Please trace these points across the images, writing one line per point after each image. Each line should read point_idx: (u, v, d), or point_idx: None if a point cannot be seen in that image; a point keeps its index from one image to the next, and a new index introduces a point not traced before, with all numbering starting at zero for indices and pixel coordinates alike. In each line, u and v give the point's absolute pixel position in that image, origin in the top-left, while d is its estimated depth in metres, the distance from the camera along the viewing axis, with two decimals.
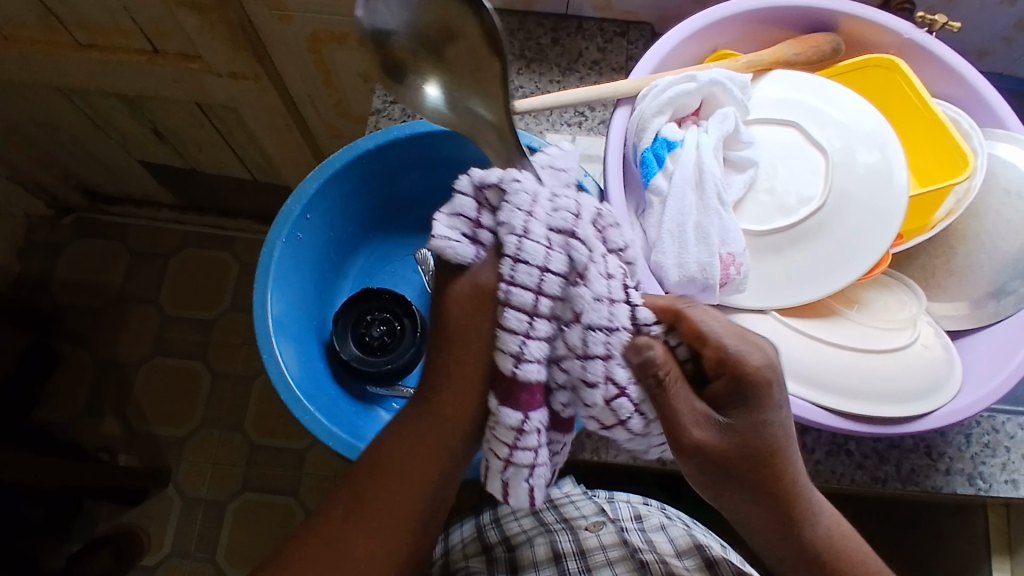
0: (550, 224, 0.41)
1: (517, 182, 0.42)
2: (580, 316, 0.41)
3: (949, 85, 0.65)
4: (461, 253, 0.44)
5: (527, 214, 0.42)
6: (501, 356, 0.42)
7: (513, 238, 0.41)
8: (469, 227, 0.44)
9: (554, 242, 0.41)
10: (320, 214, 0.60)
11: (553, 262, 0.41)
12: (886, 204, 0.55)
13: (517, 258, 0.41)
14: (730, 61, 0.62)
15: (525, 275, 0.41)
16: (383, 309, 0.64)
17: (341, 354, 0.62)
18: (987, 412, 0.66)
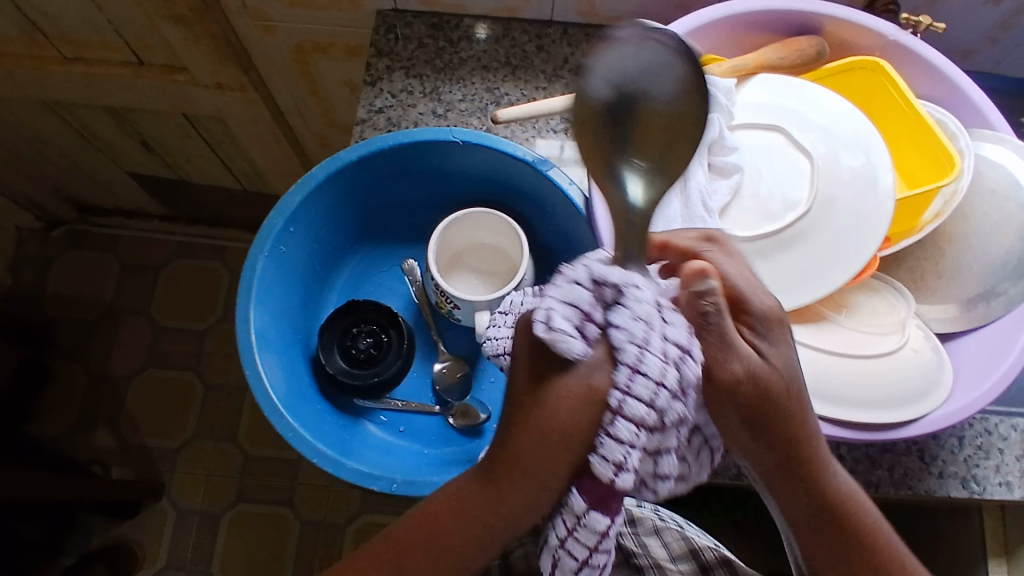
0: (672, 337, 0.37)
1: (637, 289, 0.37)
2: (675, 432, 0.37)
3: (935, 86, 0.65)
4: (568, 346, 0.36)
5: (646, 325, 0.36)
6: (595, 463, 0.36)
7: (633, 346, 0.36)
8: (579, 318, 0.37)
9: (677, 355, 0.37)
10: (304, 227, 0.60)
11: (670, 376, 0.36)
12: (870, 208, 0.56)
13: (635, 368, 0.35)
14: (715, 66, 0.62)
15: (641, 387, 0.36)
16: (371, 321, 0.64)
17: (328, 368, 0.61)
18: (979, 414, 0.65)
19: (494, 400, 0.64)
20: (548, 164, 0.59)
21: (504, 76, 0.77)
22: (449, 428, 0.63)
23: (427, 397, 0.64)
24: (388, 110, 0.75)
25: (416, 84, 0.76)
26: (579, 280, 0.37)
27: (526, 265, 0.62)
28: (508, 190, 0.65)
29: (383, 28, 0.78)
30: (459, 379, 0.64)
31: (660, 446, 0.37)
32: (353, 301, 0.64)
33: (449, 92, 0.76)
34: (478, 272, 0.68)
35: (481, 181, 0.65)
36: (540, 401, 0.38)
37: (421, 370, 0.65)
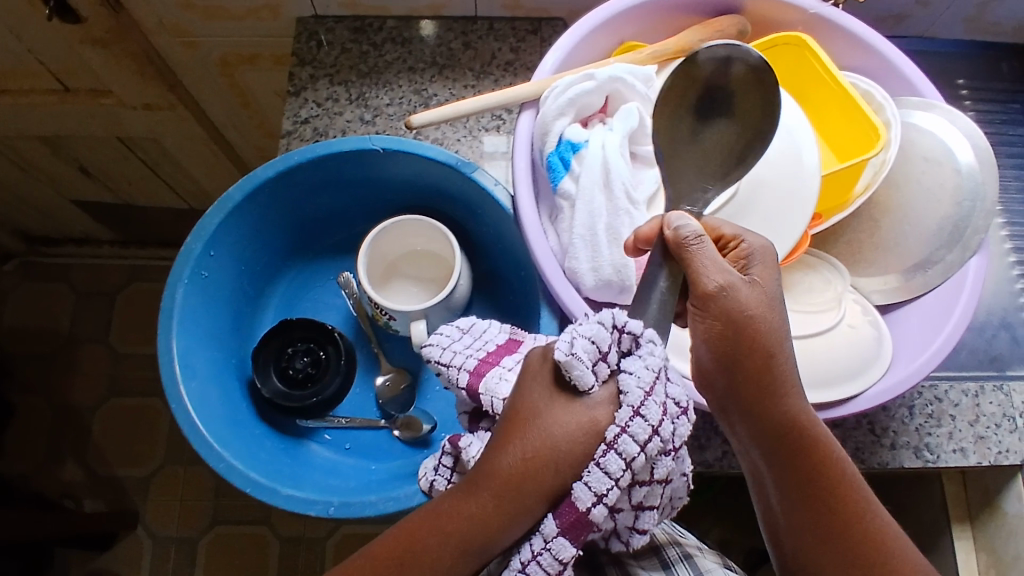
0: (670, 394, 0.41)
1: (653, 342, 0.41)
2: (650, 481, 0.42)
3: (861, 56, 0.64)
4: (580, 377, 0.40)
5: (656, 376, 0.40)
6: (576, 488, 0.40)
7: (640, 391, 0.40)
8: (593, 356, 0.40)
9: (671, 413, 0.41)
10: (226, 249, 0.58)
11: (665, 431, 0.40)
12: (797, 186, 0.55)
13: (637, 411, 0.39)
14: (634, 54, 0.60)
15: (639, 430, 0.39)
16: (305, 339, 0.62)
17: (264, 391, 0.60)
18: (928, 381, 0.65)
19: (440, 409, 0.63)
20: (472, 166, 0.57)
21: (432, 76, 0.75)
22: (394, 441, 0.62)
23: (372, 413, 0.63)
24: (314, 120, 0.73)
25: (342, 91, 0.74)
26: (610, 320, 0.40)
27: (461, 270, 0.61)
28: (436, 194, 0.63)
29: (304, 36, 0.76)
30: (403, 390, 0.63)
31: (635, 488, 0.42)
32: (284, 321, 0.62)
33: (376, 97, 0.74)
34: (417, 280, 0.67)
35: (409, 186, 0.63)
36: (538, 424, 0.40)
37: (364, 386, 0.64)
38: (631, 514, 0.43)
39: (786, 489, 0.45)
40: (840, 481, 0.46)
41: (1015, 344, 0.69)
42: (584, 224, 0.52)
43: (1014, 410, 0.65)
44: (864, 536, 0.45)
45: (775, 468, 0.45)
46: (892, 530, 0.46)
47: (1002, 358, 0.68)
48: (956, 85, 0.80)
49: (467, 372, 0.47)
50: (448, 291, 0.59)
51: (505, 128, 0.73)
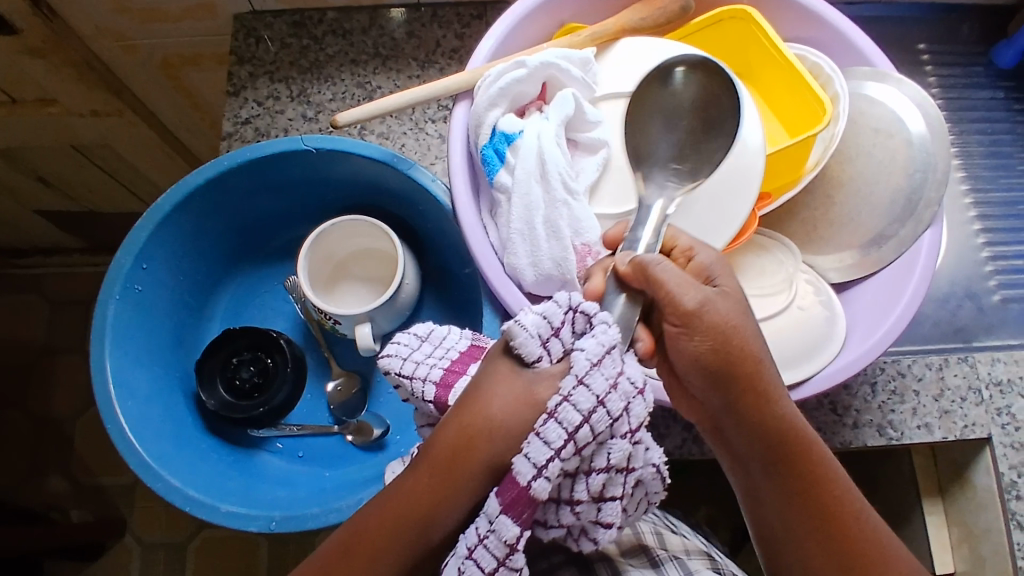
0: (625, 373, 0.38)
1: (606, 319, 0.38)
2: (605, 466, 0.38)
3: (810, 27, 0.61)
4: (526, 349, 0.38)
5: (607, 350, 0.38)
6: (518, 461, 0.36)
7: (586, 362, 0.37)
8: (546, 332, 0.38)
9: (624, 389, 0.38)
10: (161, 261, 0.57)
11: (613, 406, 0.37)
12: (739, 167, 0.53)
13: (581, 379, 0.37)
14: (572, 37, 0.58)
15: (581, 399, 0.36)
16: (251, 345, 0.61)
17: (209, 403, 0.58)
18: (890, 357, 0.64)
19: (393, 411, 0.62)
20: (408, 162, 0.56)
21: (375, 68, 0.72)
22: (348, 446, 0.61)
23: (324, 419, 0.62)
24: (255, 120, 0.71)
25: (283, 89, 0.72)
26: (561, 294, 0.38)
27: (405, 270, 0.59)
28: (377, 192, 0.61)
29: (243, 33, 0.74)
30: (354, 394, 0.61)
31: (587, 474, 0.38)
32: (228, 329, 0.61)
33: (318, 93, 0.72)
34: (366, 280, 0.65)
35: (349, 185, 0.61)
36: (480, 394, 0.39)
37: (314, 391, 0.63)
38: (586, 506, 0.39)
39: (780, 496, 0.44)
40: (835, 491, 0.44)
41: (979, 313, 0.68)
42: (521, 218, 0.51)
43: (979, 381, 0.64)
44: (862, 537, 0.44)
45: (765, 474, 0.44)
46: (887, 539, 0.45)
47: (967, 328, 0.67)
48: (916, 49, 0.78)
49: (431, 384, 0.44)
50: (391, 291, 0.58)
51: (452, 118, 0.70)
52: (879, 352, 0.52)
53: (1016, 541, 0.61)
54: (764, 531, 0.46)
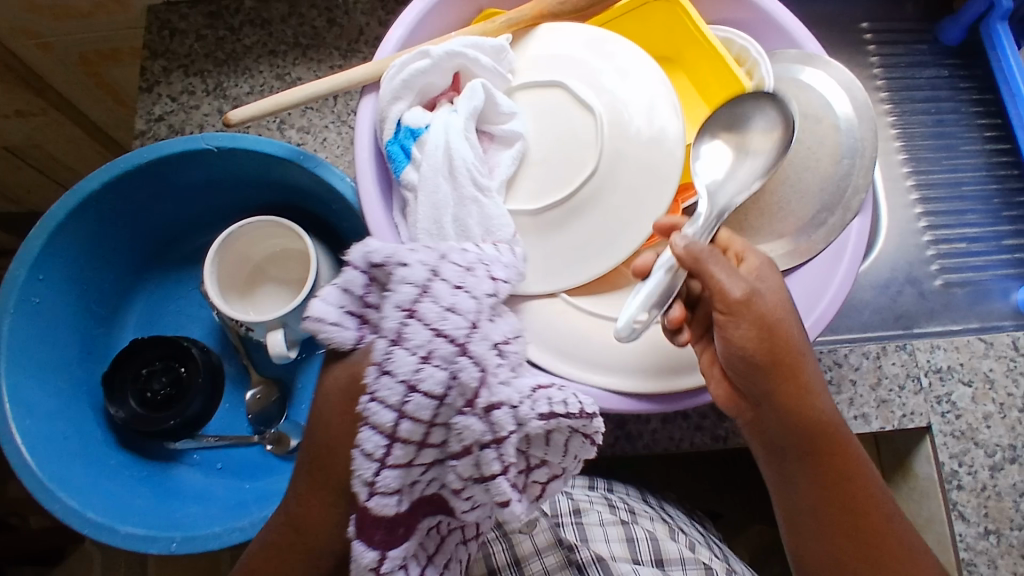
0: (438, 329, 0.35)
1: (402, 274, 0.36)
2: (462, 447, 0.37)
3: (739, 9, 0.59)
4: (338, 338, 0.37)
5: (405, 314, 0.35)
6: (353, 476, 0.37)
7: (385, 342, 0.35)
8: (352, 307, 0.37)
9: (436, 357, 0.35)
10: (59, 270, 0.54)
11: (429, 384, 0.35)
12: (659, 160, 0.52)
13: (382, 368, 0.35)
14: (486, 24, 0.55)
15: (387, 392, 0.35)
16: (158, 354, 0.57)
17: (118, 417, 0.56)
18: (826, 346, 0.62)
19: None
20: (314, 159, 0.53)
21: (295, 59, 0.69)
22: (267, 456, 0.58)
23: (243, 429, 0.60)
24: (169, 117, 0.68)
25: (198, 83, 0.69)
26: (351, 264, 0.37)
27: (317, 273, 0.56)
28: (290, 191, 0.58)
29: (156, 25, 0.70)
30: (274, 402, 0.59)
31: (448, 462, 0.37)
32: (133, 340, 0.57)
33: (235, 86, 0.69)
34: (285, 283, 0.63)
35: (260, 184, 0.58)
36: (317, 404, 0.38)
37: (233, 401, 0.60)
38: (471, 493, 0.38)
39: (812, 485, 0.46)
40: (863, 483, 0.46)
41: (920, 298, 0.68)
42: (428, 218, 0.48)
43: (918, 369, 0.62)
44: (889, 531, 0.46)
45: (799, 463, 0.46)
46: (908, 533, 0.47)
47: (908, 314, 0.67)
48: (859, 29, 0.75)
49: None
50: (302, 296, 0.55)
51: None
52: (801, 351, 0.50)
53: (958, 532, 0.60)
54: (791, 519, 0.48)
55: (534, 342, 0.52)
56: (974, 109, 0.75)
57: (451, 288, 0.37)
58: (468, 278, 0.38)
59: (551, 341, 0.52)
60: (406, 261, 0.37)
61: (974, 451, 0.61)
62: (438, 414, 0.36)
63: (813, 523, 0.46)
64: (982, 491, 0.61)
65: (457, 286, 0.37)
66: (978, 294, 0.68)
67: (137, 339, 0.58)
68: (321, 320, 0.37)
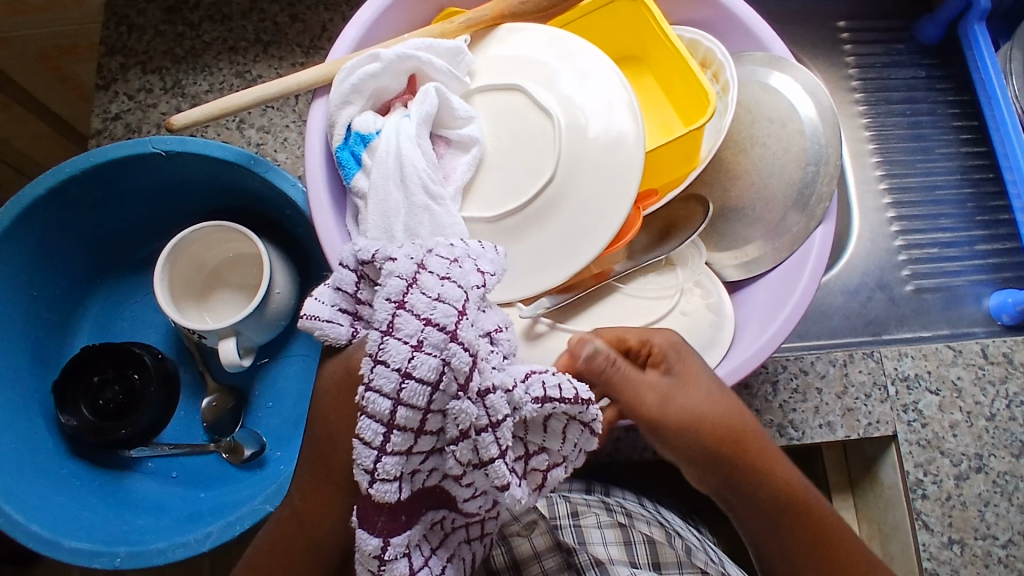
0: (428, 320, 0.32)
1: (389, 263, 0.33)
2: (458, 434, 0.33)
3: (706, 9, 0.57)
4: (333, 334, 0.35)
5: (395, 307, 0.32)
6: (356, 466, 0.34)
7: (375, 332, 0.32)
8: (349, 303, 0.36)
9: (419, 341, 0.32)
10: (5, 275, 0.52)
11: (422, 370, 0.32)
12: (619, 165, 0.50)
13: (375, 358, 0.32)
14: (445, 23, 0.54)
15: (383, 381, 0.32)
16: (109, 360, 0.56)
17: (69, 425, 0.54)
18: (793, 353, 0.61)
19: (275, 424, 0.59)
20: (265, 164, 0.52)
21: (255, 56, 0.68)
22: (223, 465, 0.57)
23: (199, 437, 0.59)
24: (126, 115, 0.66)
25: (156, 81, 0.67)
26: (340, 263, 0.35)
27: (269, 278, 0.54)
28: (245, 194, 0.57)
29: (114, 20, 0.68)
30: (229, 410, 0.59)
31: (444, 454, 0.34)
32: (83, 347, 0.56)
33: (194, 84, 0.67)
34: (244, 287, 0.62)
35: (214, 187, 0.57)
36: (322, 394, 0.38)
37: (189, 408, 0.59)
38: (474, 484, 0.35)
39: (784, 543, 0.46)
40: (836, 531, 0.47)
41: (890, 304, 0.67)
42: (378, 227, 0.47)
43: (885, 377, 0.62)
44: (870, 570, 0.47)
45: (767, 530, 0.46)
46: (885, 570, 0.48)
47: (877, 321, 0.66)
48: (835, 27, 0.74)
49: None
50: (255, 304, 0.53)
51: None
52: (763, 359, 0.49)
53: (922, 541, 0.59)
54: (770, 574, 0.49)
55: None
56: (951, 110, 0.74)
57: (438, 278, 0.33)
58: (454, 268, 0.34)
59: None
60: (391, 254, 0.34)
61: (940, 460, 0.61)
62: (433, 401, 0.32)
63: (778, 550, 0.46)
64: (947, 501, 0.60)
65: (445, 276, 0.33)
66: (949, 300, 0.68)
67: (88, 346, 0.57)
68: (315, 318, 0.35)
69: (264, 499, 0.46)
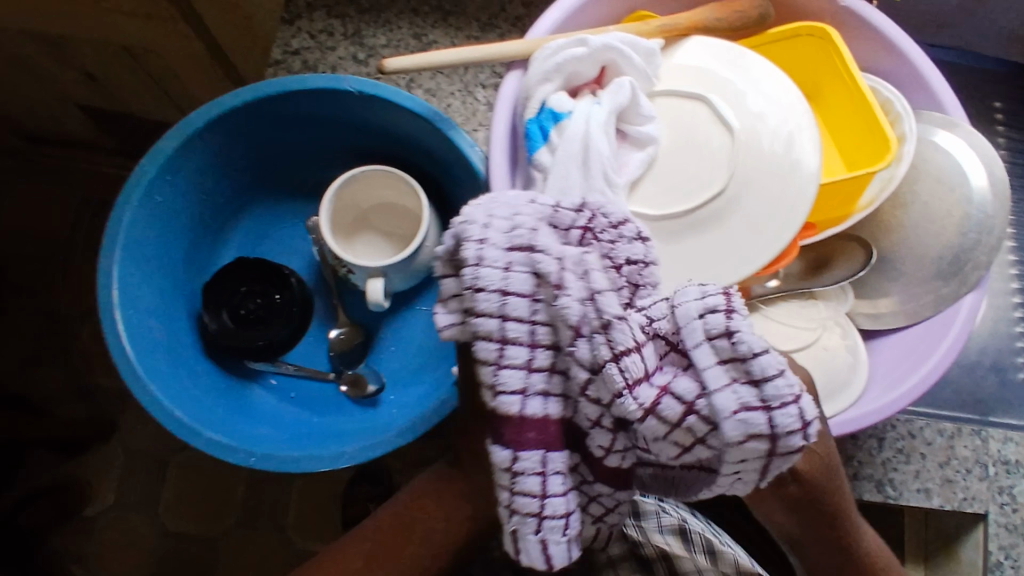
0: (537, 248, 0.35)
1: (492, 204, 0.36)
2: (594, 347, 0.34)
3: (890, 62, 0.59)
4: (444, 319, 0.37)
5: (510, 244, 0.35)
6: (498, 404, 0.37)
7: (495, 269, 0.35)
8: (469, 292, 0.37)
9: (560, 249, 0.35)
10: (184, 175, 0.55)
11: (519, 286, 0.35)
12: (789, 192, 0.52)
13: (499, 288, 0.35)
14: (641, 24, 0.56)
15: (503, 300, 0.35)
16: (260, 278, 0.59)
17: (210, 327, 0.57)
18: (904, 415, 0.62)
19: (394, 370, 0.62)
20: (450, 123, 0.55)
21: (434, 22, 0.70)
22: (338, 397, 0.60)
23: (322, 364, 0.62)
24: (305, 53, 0.69)
25: (338, 25, 0.70)
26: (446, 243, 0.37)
27: (428, 229, 0.58)
28: (415, 147, 0.59)
29: None
30: (356, 346, 0.62)
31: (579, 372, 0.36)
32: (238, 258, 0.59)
33: (373, 36, 0.70)
34: (387, 234, 0.65)
35: (385, 134, 0.59)
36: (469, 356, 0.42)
37: (317, 335, 0.63)
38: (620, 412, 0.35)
39: None
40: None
41: (1002, 387, 0.67)
42: None
43: (989, 458, 0.61)
44: None
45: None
46: None
47: (988, 401, 0.66)
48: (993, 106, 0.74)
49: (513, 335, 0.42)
50: (410, 252, 0.57)
51: None
52: (885, 415, 0.52)
53: None
54: None
55: None
56: None
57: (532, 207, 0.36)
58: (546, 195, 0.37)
59: None
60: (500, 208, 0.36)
61: None
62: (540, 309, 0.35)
63: None
64: None
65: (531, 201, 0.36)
66: None
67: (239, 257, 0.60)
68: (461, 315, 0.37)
69: (397, 433, 0.49)
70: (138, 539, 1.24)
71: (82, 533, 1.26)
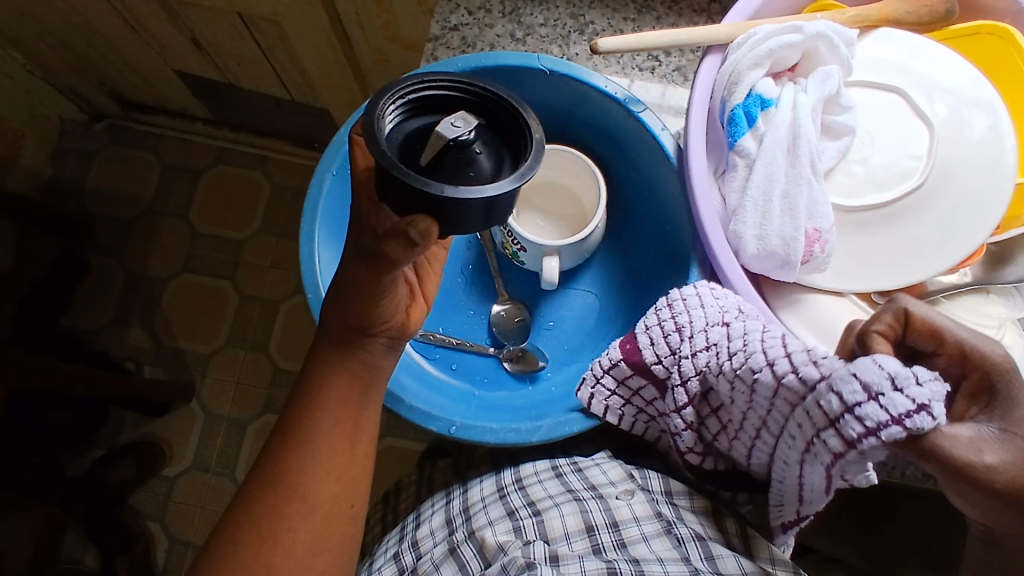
0: (713, 329, 0.47)
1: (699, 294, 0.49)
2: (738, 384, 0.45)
3: None
4: (661, 314, 0.50)
5: (706, 323, 0.48)
6: (647, 375, 0.51)
7: (689, 324, 0.48)
8: (677, 334, 0.49)
9: (816, 484, 0.43)
10: None
11: (698, 340, 0.48)
12: (987, 191, 0.51)
13: (679, 331, 0.49)
14: (835, 13, 0.55)
15: (673, 341, 0.49)
16: (412, 146, 0.38)
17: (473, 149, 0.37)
18: None
19: (551, 347, 0.64)
20: (641, 105, 0.55)
21: (591, 2, 0.69)
22: (502, 372, 0.62)
23: (483, 338, 0.64)
24: (463, 28, 0.69)
25: (495, 2, 0.69)
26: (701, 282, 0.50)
27: (600, 217, 0.59)
28: (593, 130, 0.61)
29: None
30: (517, 324, 0.64)
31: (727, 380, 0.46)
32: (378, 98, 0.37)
33: (530, 14, 0.69)
34: (544, 213, 0.66)
35: (563, 115, 0.61)
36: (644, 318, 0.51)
37: (479, 310, 0.65)
38: (704, 288, 0.49)
39: None
40: None
41: None
42: (757, 190, 0.49)
43: None
44: None
45: None
46: None
47: None
48: None
49: (657, 342, 0.50)
50: (586, 234, 0.58)
51: (659, 71, 0.64)
52: None
53: None
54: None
55: (805, 326, 0.52)
56: None
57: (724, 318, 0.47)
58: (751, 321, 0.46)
59: (826, 328, 0.52)
60: (709, 301, 0.48)
61: None
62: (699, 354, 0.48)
63: None
64: None
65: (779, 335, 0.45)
66: None
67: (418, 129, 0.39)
68: (655, 324, 0.50)
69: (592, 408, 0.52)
70: (216, 502, 1.23)
71: (162, 489, 1.24)
